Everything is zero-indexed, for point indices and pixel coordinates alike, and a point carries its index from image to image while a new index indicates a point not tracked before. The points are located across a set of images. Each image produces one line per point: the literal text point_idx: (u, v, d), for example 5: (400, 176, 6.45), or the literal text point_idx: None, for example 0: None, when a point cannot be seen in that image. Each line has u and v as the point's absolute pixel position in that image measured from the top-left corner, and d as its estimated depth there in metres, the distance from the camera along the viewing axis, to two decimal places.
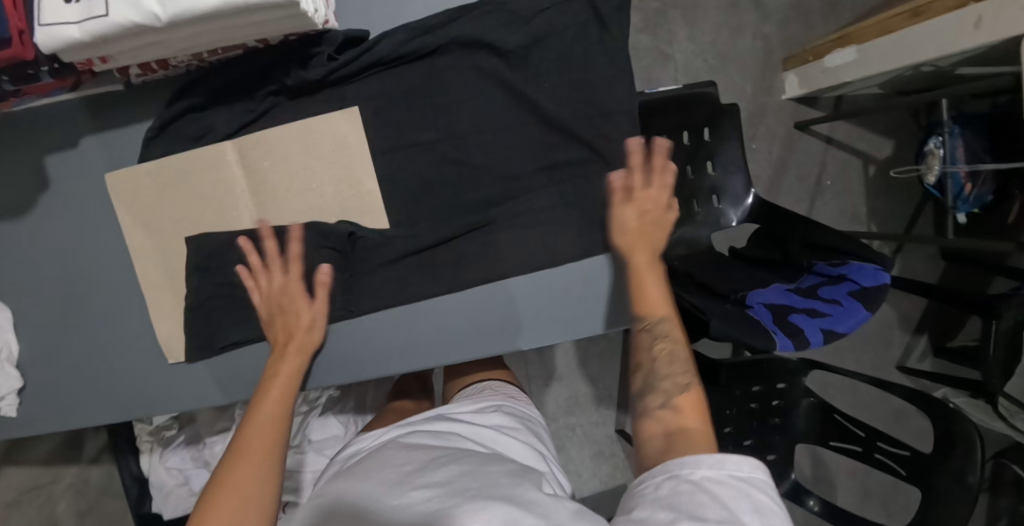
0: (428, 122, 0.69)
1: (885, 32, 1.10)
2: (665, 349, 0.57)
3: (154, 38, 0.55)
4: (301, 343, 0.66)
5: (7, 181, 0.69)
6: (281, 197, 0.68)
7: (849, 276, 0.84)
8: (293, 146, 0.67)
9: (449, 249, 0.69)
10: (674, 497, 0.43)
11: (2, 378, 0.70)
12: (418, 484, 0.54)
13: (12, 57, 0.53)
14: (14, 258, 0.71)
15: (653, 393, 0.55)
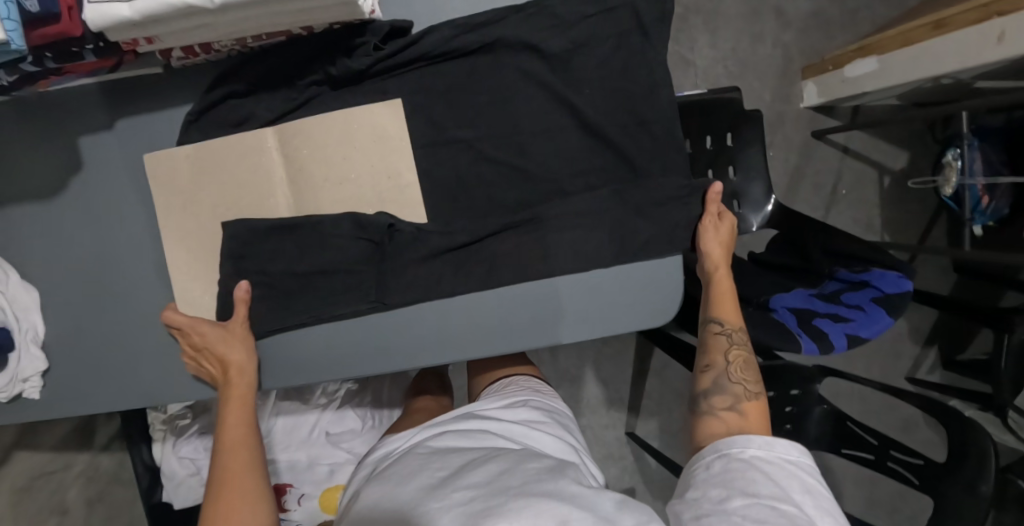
0: (462, 115, 0.69)
1: (907, 43, 1.11)
2: (739, 357, 0.68)
3: (201, 21, 0.55)
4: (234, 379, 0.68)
5: (39, 161, 0.69)
6: (318, 185, 0.68)
7: (872, 283, 0.84)
8: (334, 136, 0.67)
9: (483, 244, 0.70)
10: (727, 472, 0.54)
11: (28, 360, 0.70)
12: (457, 483, 0.54)
13: (59, 33, 0.53)
14: (44, 239, 0.71)
15: (723, 393, 0.65)
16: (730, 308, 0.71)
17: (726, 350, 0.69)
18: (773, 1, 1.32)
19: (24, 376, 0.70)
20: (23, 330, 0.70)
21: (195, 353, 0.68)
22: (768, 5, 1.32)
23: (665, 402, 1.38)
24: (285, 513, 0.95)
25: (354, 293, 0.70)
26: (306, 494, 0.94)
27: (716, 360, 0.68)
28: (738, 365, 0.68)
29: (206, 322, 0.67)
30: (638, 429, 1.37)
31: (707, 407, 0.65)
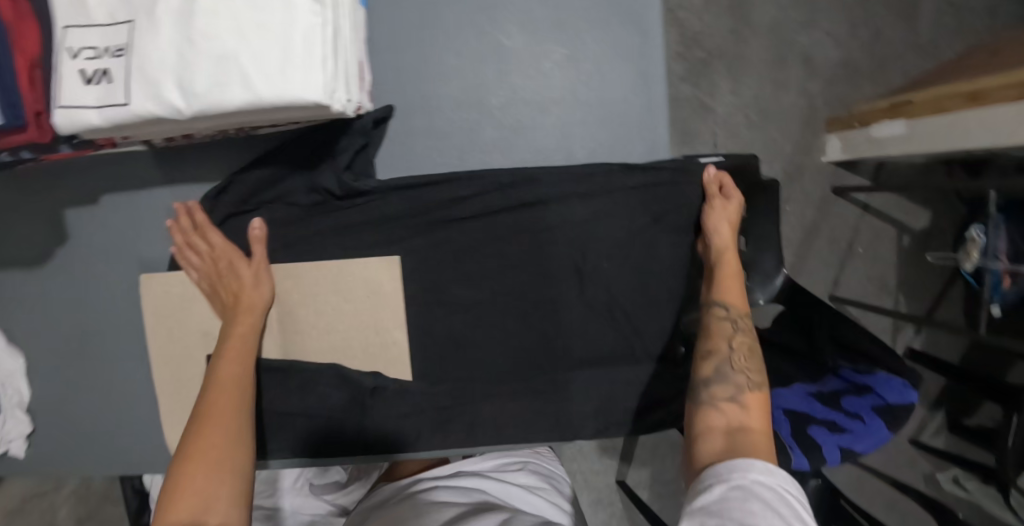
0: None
1: (939, 110, 1.03)
2: (742, 344, 0.58)
3: (175, 126, 0.52)
4: (249, 302, 0.62)
5: (22, 231, 0.68)
6: (305, 333, 0.66)
7: (875, 389, 0.81)
8: (325, 284, 0.65)
9: (470, 342, 0.68)
10: (725, 504, 0.42)
11: (13, 423, 0.71)
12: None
13: (26, 140, 0.51)
14: (29, 304, 0.70)
15: (723, 382, 0.55)
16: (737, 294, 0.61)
17: (730, 335, 0.59)
18: (801, 48, 1.24)
19: (7, 438, 0.71)
20: (8, 395, 0.71)
21: (212, 278, 0.64)
22: (796, 52, 1.24)
23: (656, 452, 1.36)
24: None
25: (330, 438, 0.68)
26: None
27: (718, 345, 0.58)
28: (743, 354, 0.58)
29: (232, 249, 0.62)
30: (628, 477, 1.36)
31: (708, 396, 0.55)
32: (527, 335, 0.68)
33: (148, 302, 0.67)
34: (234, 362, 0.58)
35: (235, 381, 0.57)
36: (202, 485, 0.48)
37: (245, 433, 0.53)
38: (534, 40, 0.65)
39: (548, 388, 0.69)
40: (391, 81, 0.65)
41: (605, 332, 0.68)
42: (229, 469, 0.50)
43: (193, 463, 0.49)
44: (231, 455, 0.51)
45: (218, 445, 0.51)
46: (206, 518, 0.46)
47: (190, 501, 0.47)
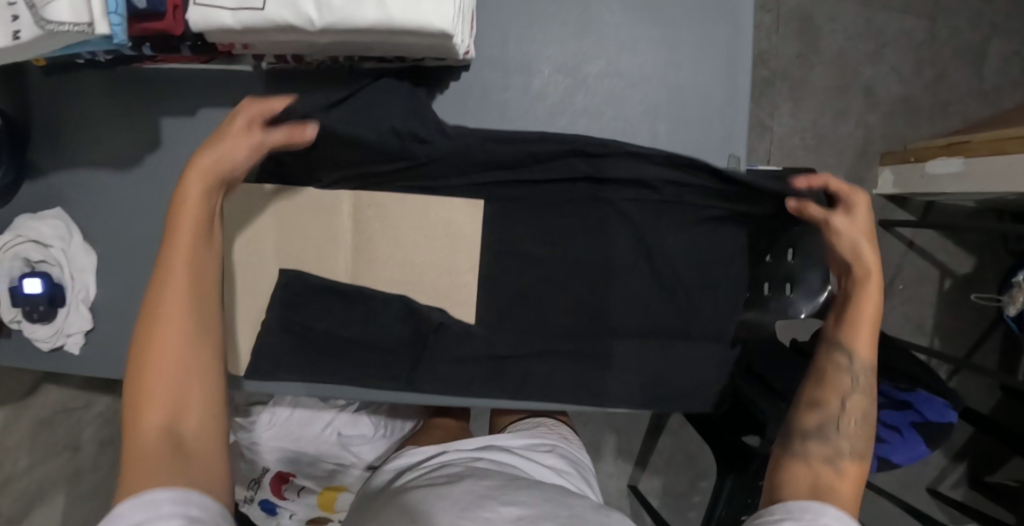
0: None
1: (998, 150, 1.02)
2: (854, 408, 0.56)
3: (299, 38, 0.55)
4: (212, 170, 0.53)
5: (116, 134, 0.71)
6: (379, 262, 0.69)
7: (914, 405, 0.80)
8: (406, 217, 0.68)
9: (534, 295, 0.69)
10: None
11: (75, 317, 0.73)
12: (508, 495, 0.56)
13: (160, 30, 0.53)
14: (110, 206, 0.73)
15: (823, 436, 0.55)
16: (867, 343, 0.58)
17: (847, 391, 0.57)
18: (865, 79, 1.26)
19: (68, 331, 0.73)
20: (76, 290, 0.73)
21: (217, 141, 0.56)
22: (859, 82, 1.26)
23: (672, 463, 1.35)
24: (282, 500, 1.02)
25: (386, 370, 0.69)
26: (306, 487, 1.01)
27: (832, 397, 0.57)
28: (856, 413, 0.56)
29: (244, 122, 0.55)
30: (640, 483, 1.35)
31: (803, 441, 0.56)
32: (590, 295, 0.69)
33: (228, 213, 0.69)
34: (181, 244, 0.51)
35: (182, 269, 0.51)
36: (166, 394, 0.47)
37: (195, 340, 0.50)
38: (632, 17, 0.69)
39: (603, 352, 0.69)
40: (493, 37, 0.68)
41: (667, 303, 0.69)
42: (190, 375, 0.49)
43: (141, 372, 0.48)
44: (191, 369, 0.48)
45: (171, 352, 0.48)
46: (178, 425, 0.47)
47: (161, 403, 0.47)
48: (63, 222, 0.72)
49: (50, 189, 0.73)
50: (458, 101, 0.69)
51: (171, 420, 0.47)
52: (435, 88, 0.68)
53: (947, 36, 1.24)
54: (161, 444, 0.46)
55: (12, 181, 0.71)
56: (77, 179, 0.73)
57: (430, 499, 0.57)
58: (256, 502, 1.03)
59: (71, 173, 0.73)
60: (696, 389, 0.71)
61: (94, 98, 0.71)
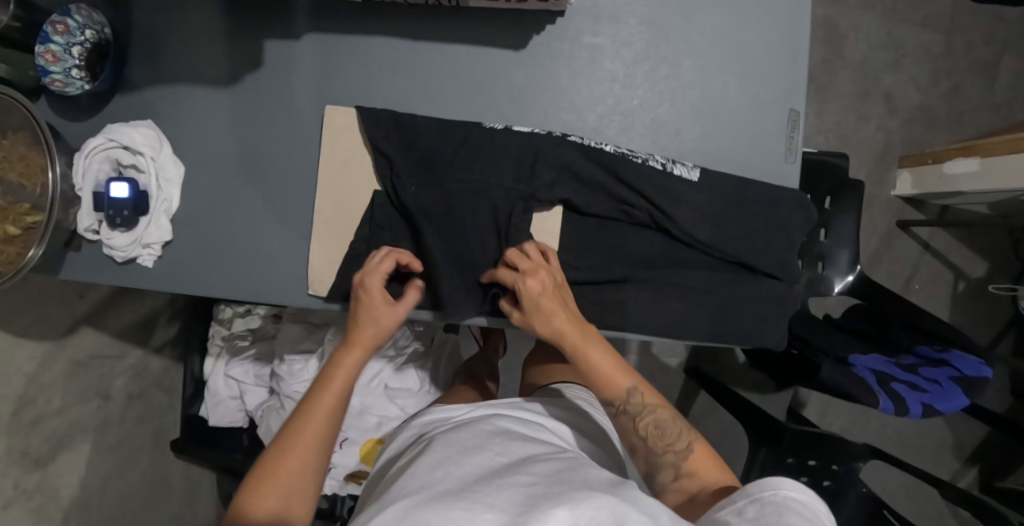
0: (620, 115, 0.74)
1: (1014, 150, 1.08)
2: (653, 423, 0.63)
3: None
4: (369, 338, 0.65)
5: (221, 54, 0.76)
6: (464, 183, 0.70)
7: (951, 363, 0.85)
8: (492, 146, 0.71)
9: (615, 227, 0.72)
10: (763, 518, 0.49)
11: (155, 228, 0.74)
12: (521, 469, 0.57)
13: None
14: (205, 124, 0.76)
15: (663, 471, 0.62)
16: (625, 382, 0.65)
17: (636, 428, 0.64)
18: (885, 87, 1.35)
19: (145, 242, 0.74)
20: (159, 199, 0.74)
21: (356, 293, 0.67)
22: (880, 90, 1.35)
23: None
24: None
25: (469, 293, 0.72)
26: (348, 439, 1.00)
27: (636, 442, 0.64)
28: (668, 434, 0.63)
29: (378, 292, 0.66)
30: None
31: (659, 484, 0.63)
32: (670, 227, 0.71)
33: (330, 135, 0.74)
34: (344, 371, 0.63)
35: (333, 397, 0.61)
36: (279, 505, 0.55)
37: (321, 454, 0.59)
38: None
39: (681, 283, 0.72)
40: None
41: (740, 238, 0.72)
42: (305, 481, 0.57)
43: (273, 481, 0.55)
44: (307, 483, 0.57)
45: (301, 464, 0.57)
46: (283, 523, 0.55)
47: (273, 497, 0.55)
48: (154, 132, 0.75)
49: (145, 103, 0.77)
50: (547, 41, 0.73)
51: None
52: (532, 30, 0.73)
53: (962, 53, 1.36)
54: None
55: (105, 90, 0.76)
56: (177, 94, 0.76)
57: (429, 472, 0.58)
58: None
59: (170, 90, 0.76)
60: (763, 327, 0.74)
61: (204, 18, 0.76)
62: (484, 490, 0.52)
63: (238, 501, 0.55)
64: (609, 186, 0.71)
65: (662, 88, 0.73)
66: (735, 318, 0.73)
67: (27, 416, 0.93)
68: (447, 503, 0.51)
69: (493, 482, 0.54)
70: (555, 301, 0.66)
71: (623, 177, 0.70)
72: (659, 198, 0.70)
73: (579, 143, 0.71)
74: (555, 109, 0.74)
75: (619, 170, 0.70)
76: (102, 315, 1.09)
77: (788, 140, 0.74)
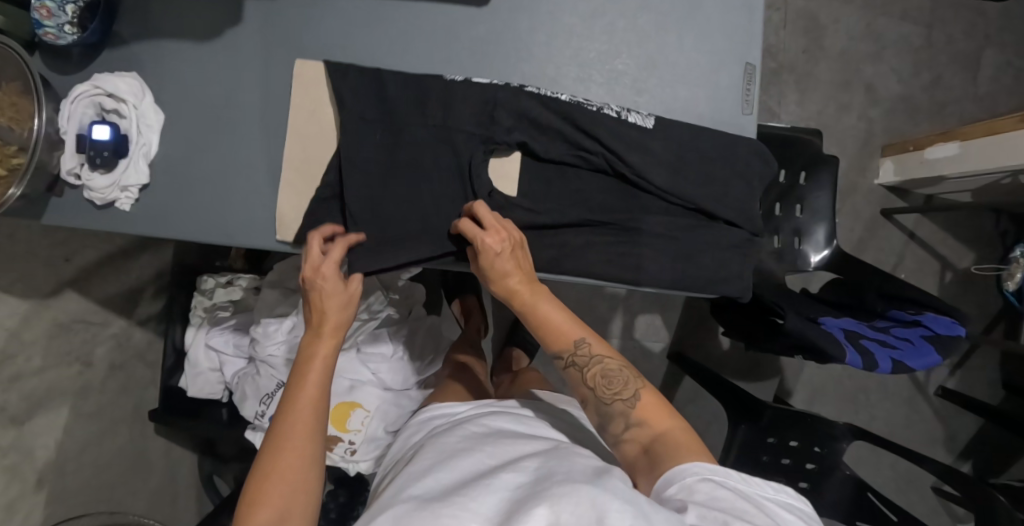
0: (578, 66, 0.76)
1: (991, 131, 1.09)
2: (602, 372, 0.63)
3: None
4: (335, 322, 0.66)
5: (205, 11, 0.80)
6: (428, 128, 0.73)
7: (923, 322, 0.85)
8: (453, 93, 0.73)
9: (574, 173, 0.73)
10: (715, 501, 0.51)
11: (133, 171, 0.77)
12: (509, 466, 0.58)
13: None
14: (184, 76, 0.80)
15: (614, 421, 0.61)
16: (569, 337, 0.65)
17: (584, 378, 0.63)
18: (866, 78, 1.38)
19: (124, 185, 0.77)
20: (139, 144, 0.77)
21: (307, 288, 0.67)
22: (861, 80, 1.38)
23: None
24: None
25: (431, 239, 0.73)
26: None
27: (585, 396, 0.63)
28: (616, 385, 0.62)
29: (324, 272, 0.66)
30: None
31: (612, 437, 0.63)
32: (628, 173, 0.72)
33: (300, 83, 0.76)
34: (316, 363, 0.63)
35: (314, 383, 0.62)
36: (282, 499, 0.55)
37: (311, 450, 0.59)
38: None
39: (639, 228, 0.72)
40: None
41: (700, 184, 0.74)
42: (301, 482, 0.57)
43: (276, 478, 0.56)
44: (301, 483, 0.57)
45: (297, 455, 0.58)
46: None
47: (272, 506, 0.55)
48: (138, 82, 0.78)
49: (131, 56, 0.81)
50: None
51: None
52: None
53: (943, 46, 1.38)
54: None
55: (93, 43, 0.80)
56: (160, 47, 0.80)
57: (419, 477, 0.60)
58: (267, 418, 1.01)
59: (154, 43, 0.80)
60: (724, 275, 0.74)
61: None
62: (472, 494, 0.54)
63: (240, 507, 0.55)
64: (564, 132, 0.72)
65: (620, 41, 0.75)
66: (697, 264, 0.73)
67: (6, 372, 0.94)
68: (434, 510, 0.53)
69: (482, 484, 0.55)
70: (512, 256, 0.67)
71: (579, 124, 0.72)
72: (618, 145, 0.72)
73: (536, 91, 0.72)
74: (518, 60, 0.76)
75: (575, 116, 0.72)
76: (89, 281, 1.11)
77: (745, 92, 0.76)
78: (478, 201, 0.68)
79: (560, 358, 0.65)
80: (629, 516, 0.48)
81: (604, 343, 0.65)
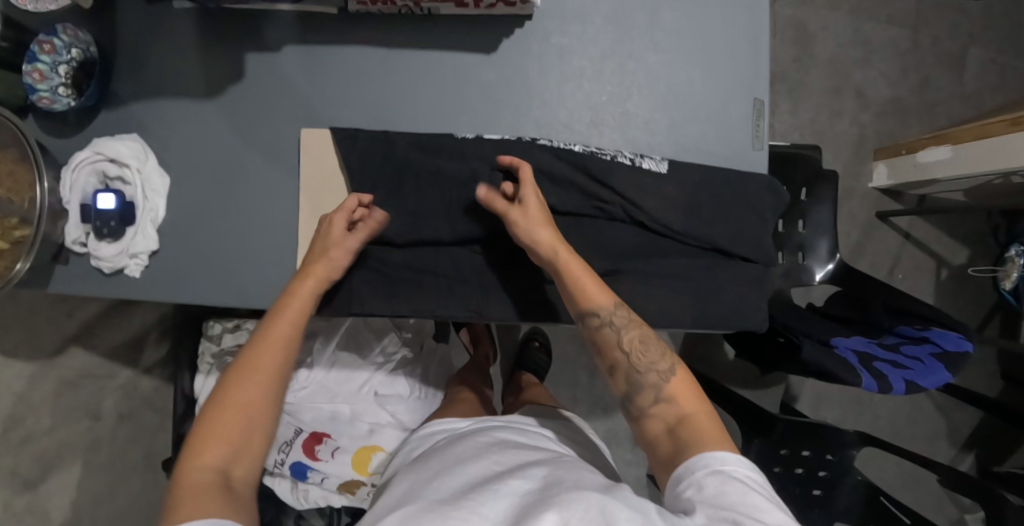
0: (589, 109, 0.76)
1: (983, 136, 1.11)
2: (637, 337, 0.62)
3: None
4: (322, 268, 0.67)
5: (203, 67, 0.78)
6: (443, 185, 0.72)
7: (932, 339, 0.87)
8: (467, 147, 0.73)
9: (591, 222, 0.73)
10: (724, 497, 0.49)
11: (142, 238, 0.76)
12: (518, 473, 0.57)
13: None
14: (188, 138, 0.78)
15: (643, 392, 0.60)
16: (605, 296, 0.64)
17: (618, 342, 0.62)
18: (855, 83, 1.39)
19: (133, 252, 0.75)
20: (146, 209, 0.76)
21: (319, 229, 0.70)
22: (851, 86, 1.39)
23: None
24: (314, 463, 0.98)
25: (454, 297, 0.73)
26: (341, 447, 0.99)
27: (615, 358, 0.62)
28: (652, 349, 0.61)
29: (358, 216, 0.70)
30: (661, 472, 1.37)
31: (637, 408, 0.60)
32: (645, 220, 0.73)
33: (310, 143, 0.75)
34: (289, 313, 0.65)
35: (285, 324, 0.65)
36: (234, 442, 0.58)
37: (267, 398, 0.62)
38: None
39: (658, 273, 0.73)
40: None
41: (715, 226, 0.74)
42: (253, 428, 0.60)
43: (230, 418, 0.59)
44: (251, 427, 0.60)
45: (254, 398, 0.60)
46: (229, 468, 0.57)
47: (220, 449, 0.57)
48: (140, 144, 0.77)
49: (131, 118, 0.79)
50: (520, 43, 0.75)
51: (214, 485, 0.55)
52: (502, 32, 0.75)
53: (929, 47, 1.40)
54: (208, 481, 0.55)
55: (89, 106, 0.78)
56: (161, 109, 0.78)
57: (428, 481, 0.60)
58: (285, 466, 0.99)
59: (154, 104, 0.78)
60: (744, 314, 0.75)
61: (185, 35, 0.78)
62: (479, 499, 0.52)
63: (193, 439, 0.58)
64: (580, 184, 0.72)
65: (629, 82, 0.76)
66: (716, 305, 0.74)
67: (16, 436, 0.93)
68: (443, 513, 0.51)
69: (489, 489, 0.53)
70: (545, 218, 0.68)
71: (595, 175, 0.72)
72: (632, 192, 0.72)
73: (549, 144, 0.73)
74: (529, 107, 0.76)
75: (590, 167, 0.72)
76: (92, 335, 1.09)
77: (755, 127, 0.77)
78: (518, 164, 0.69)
79: (591, 320, 0.63)
80: None
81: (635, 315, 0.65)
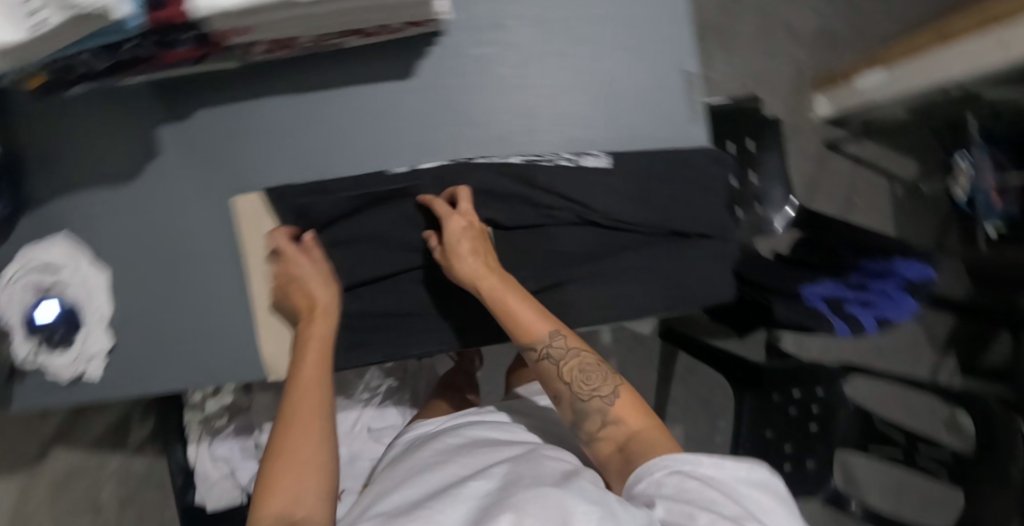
0: (523, 117, 0.74)
1: (913, 55, 1.12)
2: (578, 363, 0.61)
3: (299, 18, 0.58)
4: (325, 306, 0.68)
5: (116, 149, 0.74)
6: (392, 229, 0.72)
7: (897, 272, 0.88)
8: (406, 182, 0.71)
9: (546, 232, 0.73)
10: (683, 494, 0.48)
11: (94, 338, 0.73)
12: (477, 474, 0.56)
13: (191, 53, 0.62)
14: (119, 225, 0.75)
15: (589, 418, 0.59)
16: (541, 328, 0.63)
17: (558, 373, 0.61)
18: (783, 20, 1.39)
19: (88, 355, 0.73)
20: (92, 309, 0.73)
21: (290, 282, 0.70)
22: (779, 23, 1.39)
23: (688, 406, 1.42)
24: None
25: (429, 334, 0.74)
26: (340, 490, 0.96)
27: (558, 389, 0.61)
28: (594, 377, 0.61)
29: (305, 257, 0.70)
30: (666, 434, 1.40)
31: (585, 434, 0.60)
32: (599, 218, 0.73)
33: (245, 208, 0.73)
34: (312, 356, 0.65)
35: (313, 366, 0.64)
36: (292, 484, 0.55)
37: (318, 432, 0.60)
38: None
39: (621, 267, 0.74)
40: None
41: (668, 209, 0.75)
42: (310, 465, 0.57)
43: (287, 458, 0.57)
44: (311, 465, 0.57)
45: (305, 435, 0.58)
46: (295, 510, 0.54)
47: (282, 493, 0.54)
48: (72, 245, 0.73)
49: (52, 217, 0.75)
50: (439, 64, 0.73)
51: None
52: (419, 55, 0.73)
53: None
54: None
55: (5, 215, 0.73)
56: (83, 202, 0.75)
57: (403, 492, 0.57)
58: None
59: (73, 197, 0.75)
60: (711, 288, 0.76)
61: (90, 121, 0.74)
62: (438, 505, 0.51)
63: (256, 492, 0.55)
64: (528, 197, 0.71)
65: (556, 83, 0.74)
66: (683, 286, 0.75)
67: None
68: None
69: (449, 495, 0.53)
70: (475, 250, 0.67)
71: (541, 185, 0.71)
72: (580, 194, 0.72)
73: (487, 162, 0.71)
74: (461, 126, 0.74)
75: (533, 178, 0.71)
76: (70, 432, 1.06)
77: (689, 103, 0.77)
78: (462, 188, 0.69)
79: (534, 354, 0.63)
80: (594, 517, 0.45)
81: (576, 339, 0.64)
